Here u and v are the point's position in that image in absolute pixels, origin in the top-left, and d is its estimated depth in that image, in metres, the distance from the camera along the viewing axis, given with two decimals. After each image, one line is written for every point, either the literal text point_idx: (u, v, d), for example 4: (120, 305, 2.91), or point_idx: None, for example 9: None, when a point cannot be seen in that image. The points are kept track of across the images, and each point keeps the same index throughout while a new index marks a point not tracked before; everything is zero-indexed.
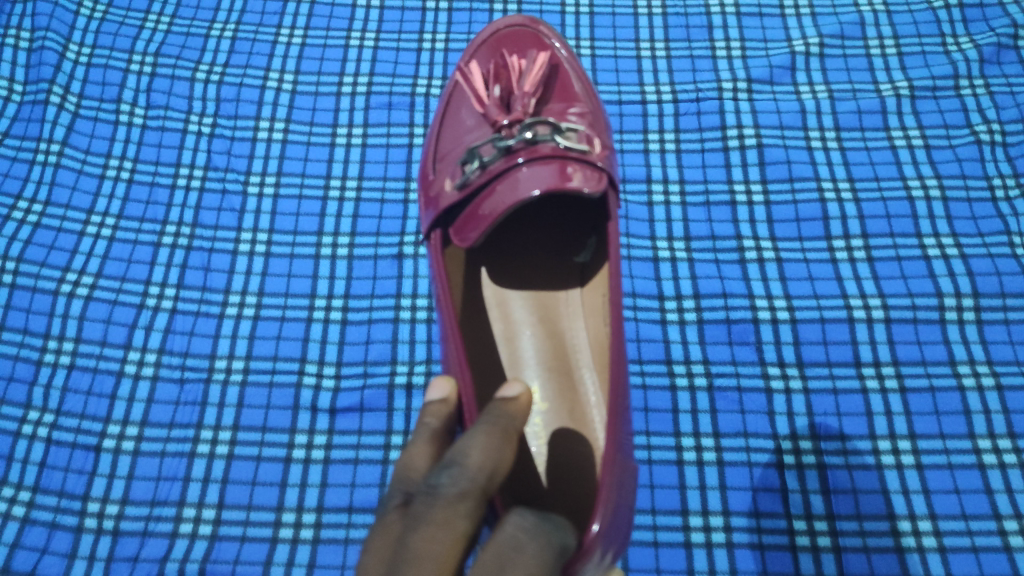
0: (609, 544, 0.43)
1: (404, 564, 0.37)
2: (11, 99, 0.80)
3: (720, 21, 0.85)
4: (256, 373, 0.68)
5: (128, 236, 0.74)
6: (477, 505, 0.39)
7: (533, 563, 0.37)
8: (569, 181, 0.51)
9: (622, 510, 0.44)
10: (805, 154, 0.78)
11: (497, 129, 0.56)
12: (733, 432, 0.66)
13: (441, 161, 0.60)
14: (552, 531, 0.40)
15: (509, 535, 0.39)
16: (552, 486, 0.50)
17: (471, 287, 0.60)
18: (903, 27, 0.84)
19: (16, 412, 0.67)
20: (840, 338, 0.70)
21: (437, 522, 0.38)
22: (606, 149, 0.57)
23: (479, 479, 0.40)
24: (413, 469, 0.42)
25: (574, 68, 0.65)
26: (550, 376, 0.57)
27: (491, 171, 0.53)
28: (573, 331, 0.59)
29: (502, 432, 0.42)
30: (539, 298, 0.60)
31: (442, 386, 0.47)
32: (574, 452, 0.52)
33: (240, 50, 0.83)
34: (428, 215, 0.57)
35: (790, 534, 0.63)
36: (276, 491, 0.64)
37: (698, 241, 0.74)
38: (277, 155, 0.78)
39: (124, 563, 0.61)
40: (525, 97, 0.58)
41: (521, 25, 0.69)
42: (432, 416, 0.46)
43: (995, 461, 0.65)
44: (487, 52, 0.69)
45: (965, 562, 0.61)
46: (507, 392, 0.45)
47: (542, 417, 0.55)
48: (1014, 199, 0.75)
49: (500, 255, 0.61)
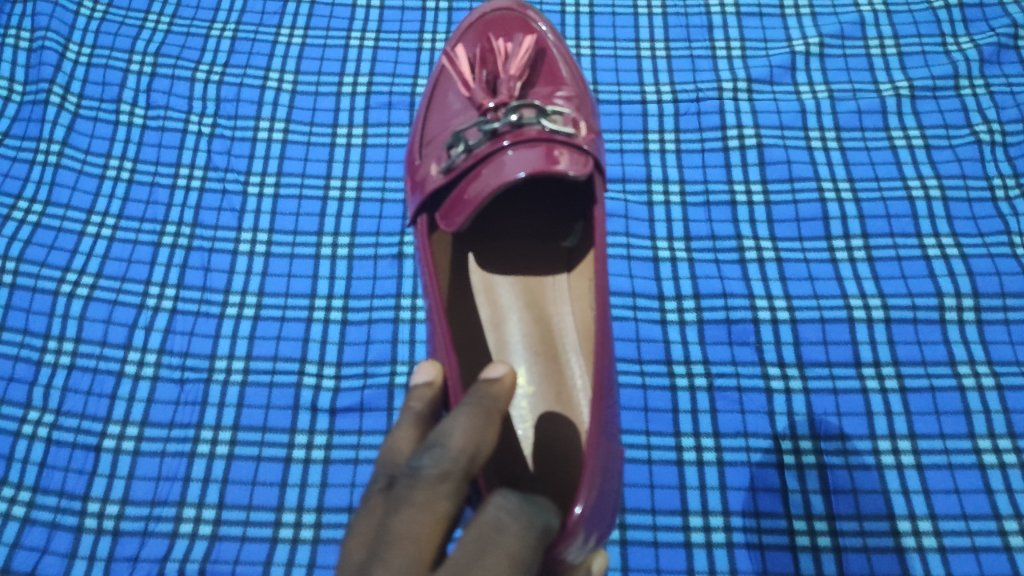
0: (594, 525, 0.42)
1: (384, 545, 0.36)
2: (11, 99, 0.79)
3: (720, 21, 0.85)
4: (256, 373, 0.68)
5: (128, 236, 0.74)
6: (459, 486, 0.39)
7: (516, 544, 0.37)
8: (555, 164, 0.51)
9: (608, 492, 0.44)
10: (805, 154, 0.78)
11: (483, 113, 0.56)
12: (733, 432, 0.66)
13: (427, 145, 0.60)
14: (535, 513, 0.39)
15: (492, 516, 0.38)
16: (539, 471, 0.50)
17: (458, 273, 0.60)
18: (903, 27, 0.84)
19: (16, 412, 0.67)
20: (840, 338, 0.70)
21: (417, 504, 0.37)
22: (593, 133, 0.57)
23: (461, 460, 0.39)
24: (398, 452, 0.42)
25: (562, 51, 0.65)
26: (538, 360, 0.57)
27: (477, 154, 0.52)
28: (561, 315, 0.59)
29: (485, 413, 0.42)
30: (526, 283, 0.60)
31: (427, 369, 0.47)
32: (561, 436, 0.52)
33: (240, 50, 0.83)
34: (414, 199, 0.57)
35: (790, 534, 0.63)
36: (276, 491, 0.64)
37: (698, 241, 0.74)
38: (277, 155, 0.78)
39: (124, 563, 0.61)
40: (511, 81, 0.58)
41: (507, 8, 0.69)
42: (417, 400, 0.46)
43: (995, 462, 0.65)
44: (474, 35, 0.69)
45: (965, 562, 0.61)
46: (491, 374, 0.45)
47: (529, 401, 0.54)
48: (1014, 199, 0.75)
49: (487, 239, 0.61)
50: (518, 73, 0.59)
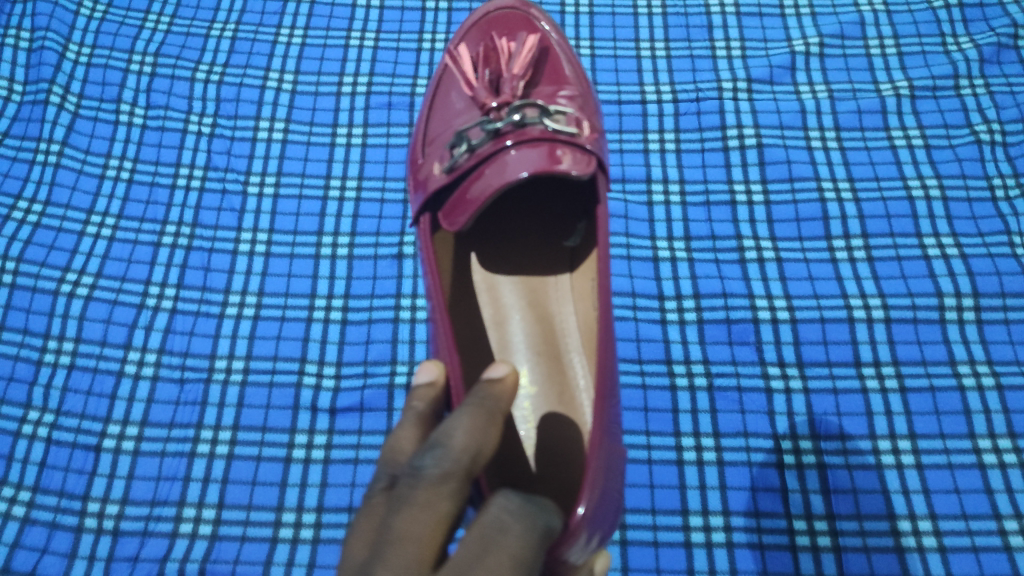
0: (596, 526, 0.42)
1: (386, 545, 0.36)
2: (11, 99, 0.79)
3: (720, 21, 0.85)
4: (256, 373, 0.68)
5: (128, 236, 0.74)
6: (461, 487, 0.39)
7: (517, 545, 0.37)
8: (558, 164, 0.51)
9: (610, 493, 0.44)
10: (805, 154, 0.78)
11: (486, 113, 0.56)
12: (733, 432, 0.66)
13: (430, 145, 0.60)
14: (537, 514, 0.39)
15: (494, 517, 0.38)
16: (541, 471, 0.50)
17: (460, 272, 0.60)
18: (903, 27, 0.84)
19: (16, 412, 0.67)
20: (840, 338, 0.70)
21: (419, 504, 0.37)
22: (596, 132, 0.57)
23: (462, 460, 0.39)
24: (400, 452, 0.42)
25: (565, 50, 0.65)
26: (541, 360, 0.57)
27: (479, 154, 0.52)
28: (563, 315, 0.59)
29: (487, 413, 0.42)
30: (529, 282, 0.60)
31: (430, 369, 0.47)
32: (563, 436, 0.52)
33: (240, 50, 0.83)
34: (417, 198, 0.57)
35: (790, 534, 0.63)
36: (276, 491, 0.64)
37: (698, 241, 0.74)
38: (277, 155, 0.78)
39: (124, 563, 0.61)
40: (514, 80, 0.58)
41: (511, 7, 0.69)
42: (419, 400, 0.46)
43: (995, 461, 0.65)
44: (477, 34, 0.69)
45: (965, 562, 0.61)
46: (493, 373, 0.45)
47: (531, 401, 0.54)
48: (1014, 199, 0.75)
49: (490, 238, 0.61)
50: (521, 71, 0.59)
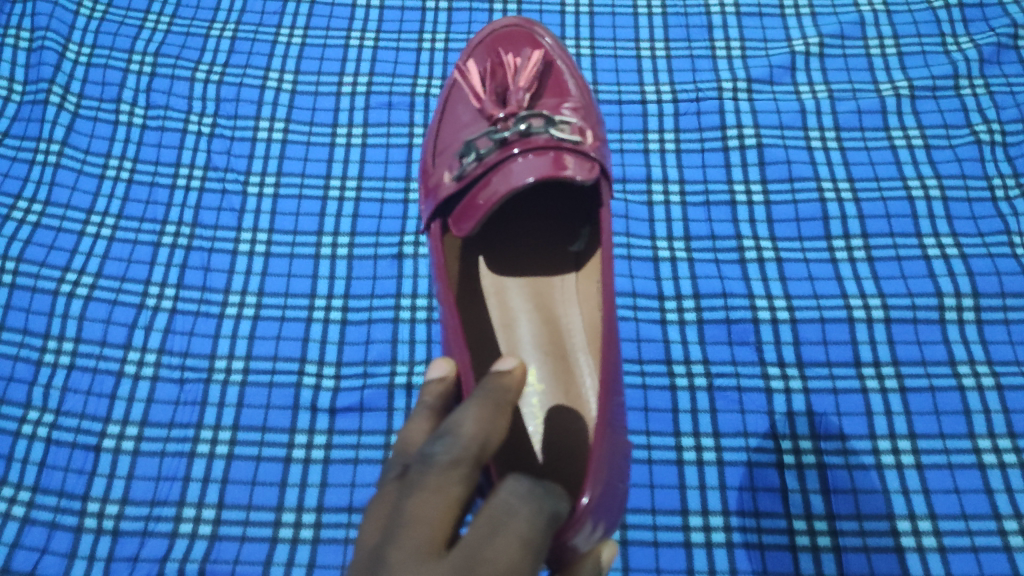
0: (601, 515, 0.42)
1: (399, 529, 0.36)
2: (11, 99, 0.79)
3: (720, 21, 0.85)
4: (256, 373, 0.68)
5: (128, 236, 0.74)
6: (471, 472, 0.39)
7: (525, 527, 0.37)
8: (563, 169, 0.51)
9: (615, 487, 0.44)
10: (805, 154, 0.78)
11: (494, 123, 0.56)
12: (733, 432, 0.66)
13: (440, 155, 0.61)
14: (545, 497, 0.38)
15: (503, 500, 0.38)
16: (546, 463, 0.50)
17: (470, 276, 0.60)
18: (903, 27, 0.84)
19: (16, 412, 0.66)
20: (840, 338, 0.70)
21: (430, 489, 0.37)
22: (599, 141, 0.57)
23: (471, 448, 0.39)
24: (411, 442, 0.42)
25: (568, 63, 0.66)
26: (548, 359, 0.57)
27: (487, 163, 0.53)
28: (568, 316, 0.59)
29: (495, 404, 0.42)
30: (534, 285, 0.60)
31: (443, 364, 0.47)
32: (569, 430, 0.52)
33: (240, 50, 0.83)
34: (429, 205, 0.57)
35: (790, 534, 0.63)
36: (276, 491, 0.64)
37: (698, 241, 0.74)
38: (276, 155, 0.78)
39: (124, 563, 0.61)
40: (519, 94, 0.59)
41: (516, 25, 0.69)
42: (429, 394, 0.46)
43: (995, 461, 0.65)
44: (484, 51, 0.69)
45: (964, 562, 0.61)
46: (503, 365, 0.45)
47: (538, 398, 0.54)
48: (1014, 199, 0.75)
49: (497, 244, 0.61)
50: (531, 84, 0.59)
